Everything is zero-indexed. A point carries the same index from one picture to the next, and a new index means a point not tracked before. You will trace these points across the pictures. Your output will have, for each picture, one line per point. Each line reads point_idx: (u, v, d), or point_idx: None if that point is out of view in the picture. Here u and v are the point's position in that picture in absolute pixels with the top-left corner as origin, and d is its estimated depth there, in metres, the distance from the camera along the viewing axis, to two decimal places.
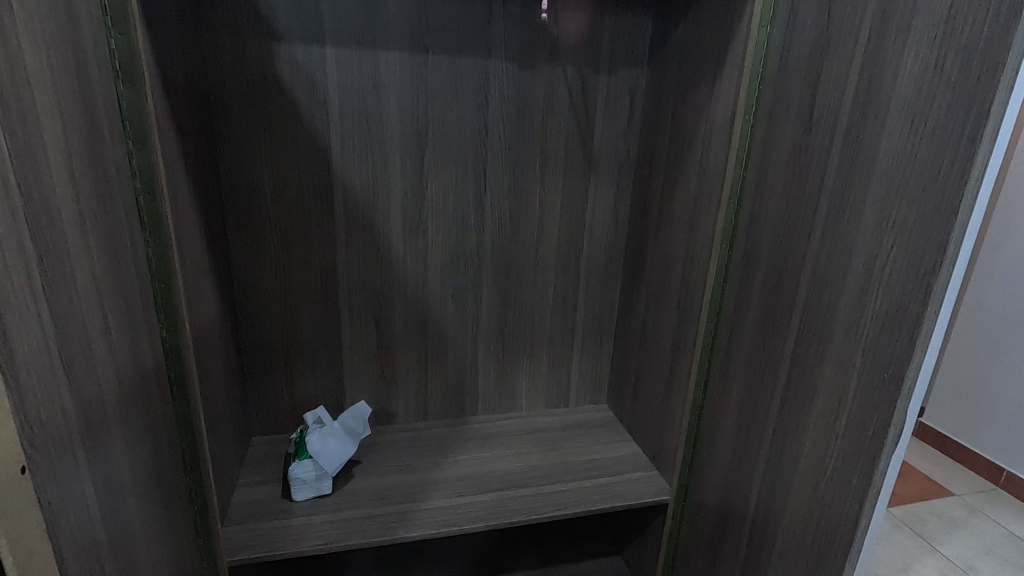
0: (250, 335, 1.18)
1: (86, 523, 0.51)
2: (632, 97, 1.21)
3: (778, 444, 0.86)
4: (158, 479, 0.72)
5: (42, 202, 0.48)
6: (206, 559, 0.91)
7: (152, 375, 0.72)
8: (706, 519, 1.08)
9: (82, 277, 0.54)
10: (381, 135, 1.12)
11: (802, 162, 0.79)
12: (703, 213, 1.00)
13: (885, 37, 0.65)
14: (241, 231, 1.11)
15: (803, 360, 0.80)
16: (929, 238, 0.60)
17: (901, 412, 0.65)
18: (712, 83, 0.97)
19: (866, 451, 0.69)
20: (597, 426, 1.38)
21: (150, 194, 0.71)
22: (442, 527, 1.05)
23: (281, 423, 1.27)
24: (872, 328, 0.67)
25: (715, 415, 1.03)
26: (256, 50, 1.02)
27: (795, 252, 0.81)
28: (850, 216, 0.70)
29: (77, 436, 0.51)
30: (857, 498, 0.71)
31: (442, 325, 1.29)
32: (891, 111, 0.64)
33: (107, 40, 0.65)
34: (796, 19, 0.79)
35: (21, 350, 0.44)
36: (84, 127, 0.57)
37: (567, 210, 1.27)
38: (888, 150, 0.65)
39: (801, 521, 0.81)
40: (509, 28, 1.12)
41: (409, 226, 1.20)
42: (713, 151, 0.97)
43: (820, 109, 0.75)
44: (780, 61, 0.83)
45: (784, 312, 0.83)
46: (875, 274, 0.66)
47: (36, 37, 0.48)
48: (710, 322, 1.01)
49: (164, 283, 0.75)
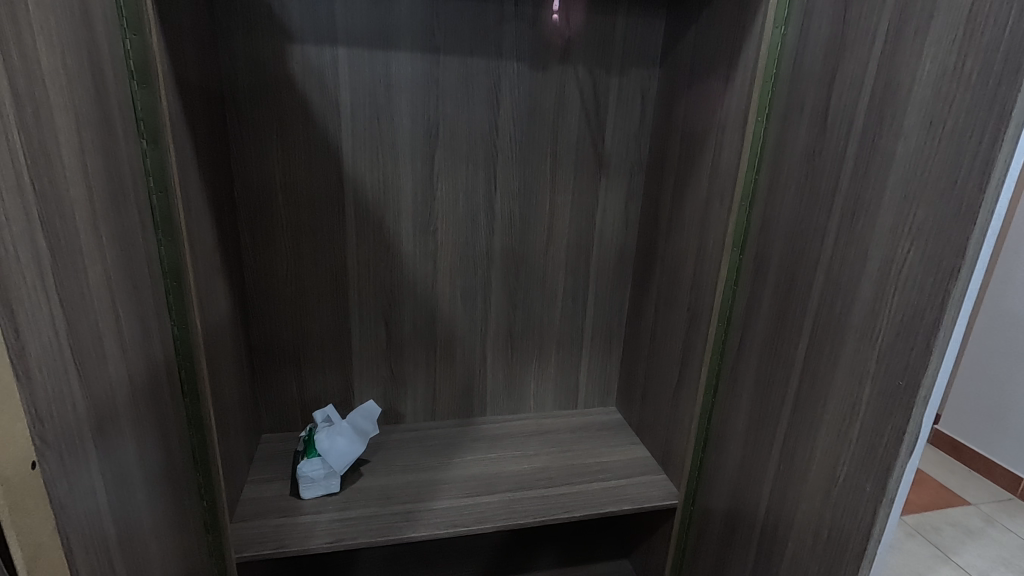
0: (260, 333, 1.19)
1: (96, 518, 0.52)
2: (643, 98, 1.20)
3: (789, 450, 0.85)
4: (168, 476, 0.72)
5: (55, 200, 0.48)
6: (214, 556, 0.92)
7: (164, 373, 0.73)
8: (715, 525, 1.07)
9: (95, 276, 0.55)
10: (392, 136, 1.13)
11: (816, 165, 0.78)
12: (714, 216, 0.99)
13: (903, 38, 0.63)
14: (253, 230, 1.12)
15: (814, 365, 0.79)
16: (947, 243, 0.59)
17: (916, 420, 0.63)
18: (724, 85, 0.96)
19: (879, 459, 0.68)
20: (606, 429, 1.38)
21: (162, 193, 0.72)
22: (449, 528, 1.05)
23: (290, 422, 1.28)
24: (886, 334, 0.66)
25: (724, 420, 1.02)
26: (269, 51, 1.03)
27: (808, 256, 0.79)
28: (865, 220, 0.69)
29: (88, 433, 0.51)
30: (870, 506, 0.70)
31: (450, 325, 1.29)
32: (908, 113, 0.63)
33: (123, 41, 0.66)
34: (811, 20, 0.78)
35: (32, 348, 0.44)
36: (98, 127, 0.58)
37: (577, 211, 1.26)
38: (904, 153, 0.64)
39: (812, 528, 0.80)
40: (520, 29, 1.12)
41: (419, 227, 1.20)
42: (726, 152, 0.96)
43: (834, 112, 0.74)
44: (794, 63, 0.82)
45: (796, 316, 0.82)
46: (890, 280, 0.65)
47: (51, 38, 0.49)
48: (720, 326, 1.00)
49: (176, 281, 0.76)
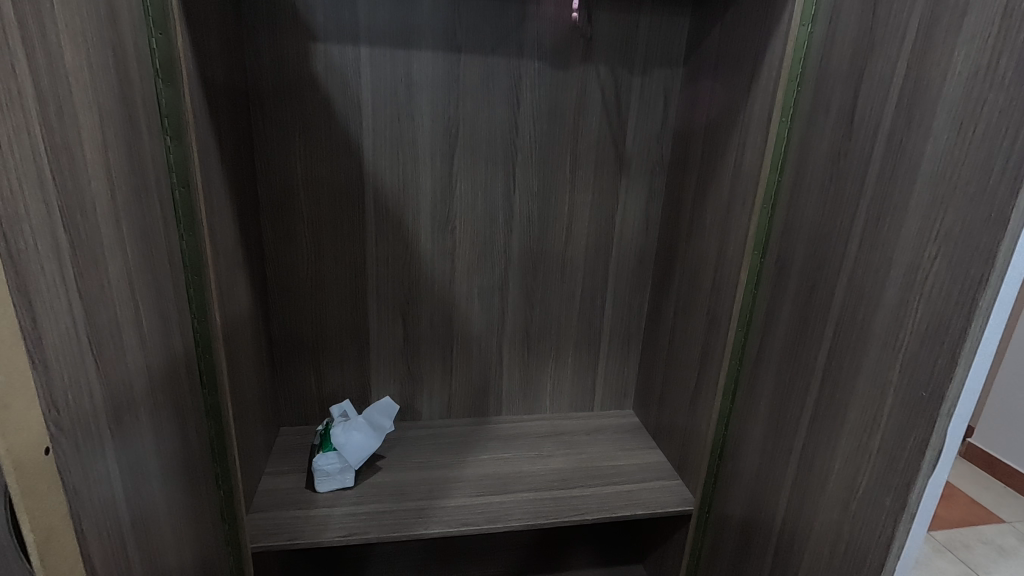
0: (280, 327, 1.21)
1: (110, 504, 0.53)
2: (666, 97, 1.19)
3: (808, 459, 0.82)
4: (184, 465, 0.74)
5: (76, 194, 0.49)
6: (230, 544, 0.94)
7: (183, 365, 0.75)
8: (730, 532, 1.05)
9: (114, 268, 0.56)
10: (413, 134, 1.13)
11: (841, 167, 0.75)
12: (736, 217, 0.97)
13: (934, 36, 0.61)
14: (274, 226, 1.14)
15: (835, 374, 0.76)
16: (976, 250, 0.56)
17: (940, 434, 0.61)
18: (747, 85, 0.94)
19: (900, 473, 0.66)
20: (623, 432, 1.36)
21: (184, 188, 0.74)
22: (461, 526, 1.05)
23: (308, 416, 1.30)
24: (910, 343, 0.64)
25: (743, 425, 1.00)
26: (294, 51, 1.05)
27: (832, 261, 0.77)
28: (890, 224, 0.67)
29: (104, 421, 0.52)
30: (890, 521, 0.67)
31: (467, 325, 1.30)
32: (938, 113, 0.60)
33: (149, 40, 0.68)
34: (839, 18, 0.76)
35: (49, 337, 0.44)
36: (122, 126, 0.60)
37: (597, 211, 1.25)
38: (932, 154, 0.61)
39: (829, 541, 0.78)
40: (541, 28, 1.11)
41: (437, 226, 1.21)
42: (748, 154, 0.94)
43: (861, 112, 0.72)
44: (821, 62, 0.80)
45: (818, 322, 0.80)
46: (915, 287, 0.63)
47: (75, 38, 0.50)
48: (740, 330, 0.98)
49: (197, 275, 0.78)
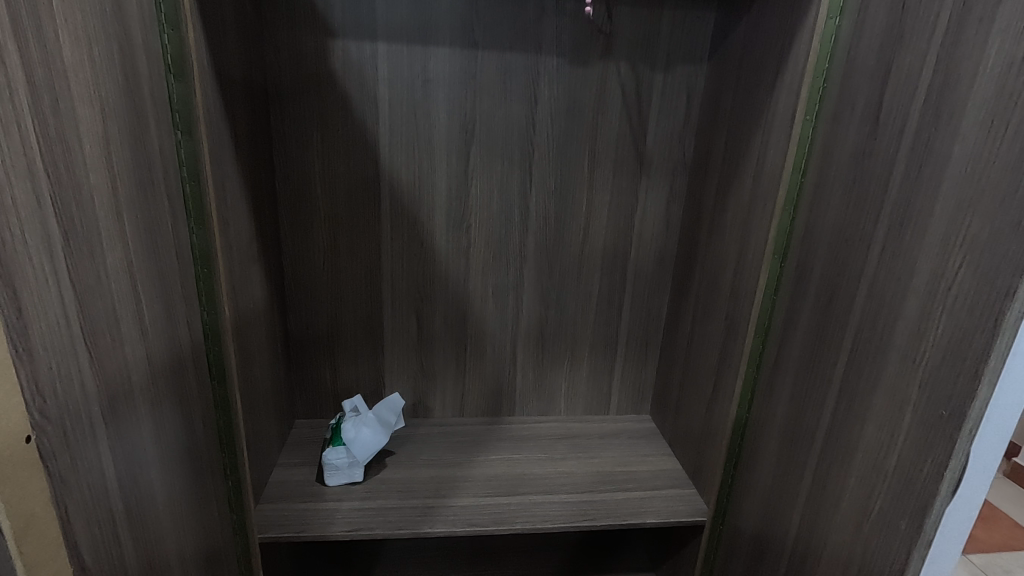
0: (296, 320, 1.22)
1: (101, 491, 0.53)
2: (689, 94, 1.15)
3: (822, 475, 0.78)
4: (187, 454, 0.75)
5: (72, 186, 0.50)
6: (238, 534, 0.95)
7: (189, 356, 0.76)
8: (743, 546, 1.01)
9: (114, 260, 0.57)
10: (428, 130, 1.13)
11: (865, 168, 0.71)
12: (757, 219, 0.93)
13: (965, 28, 0.57)
14: (291, 220, 1.15)
15: (853, 386, 0.72)
16: (1004, 259, 0.52)
17: (961, 456, 0.57)
18: (772, 81, 0.90)
19: (917, 495, 0.61)
20: (637, 437, 1.33)
21: (195, 182, 0.75)
22: (466, 527, 1.04)
23: (322, 409, 1.31)
24: (931, 358, 0.60)
25: (758, 436, 0.96)
26: (312, 48, 1.06)
27: (852, 267, 0.73)
28: (914, 228, 0.63)
29: (97, 410, 0.53)
30: (905, 547, 0.63)
31: (481, 324, 1.29)
32: (969, 110, 0.56)
33: (160, 36, 0.69)
34: (868, 10, 0.71)
35: (36, 326, 0.45)
36: (128, 119, 0.61)
37: (614, 211, 1.23)
38: (961, 155, 0.57)
39: (841, 562, 0.74)
40: (561, 23, 1.09)
41: (452, 223, 1.20)
42: (771, 153, 0.89)
43: (887, 110, 0.67)
44: (847, 58, 0.75)
45: (836, 331, 0.76)
46: (937, 298, 0.59)
47: (75, 32, 0.51)
48: (758, 337, 0.94)
49: (206, 268, 0.79)
